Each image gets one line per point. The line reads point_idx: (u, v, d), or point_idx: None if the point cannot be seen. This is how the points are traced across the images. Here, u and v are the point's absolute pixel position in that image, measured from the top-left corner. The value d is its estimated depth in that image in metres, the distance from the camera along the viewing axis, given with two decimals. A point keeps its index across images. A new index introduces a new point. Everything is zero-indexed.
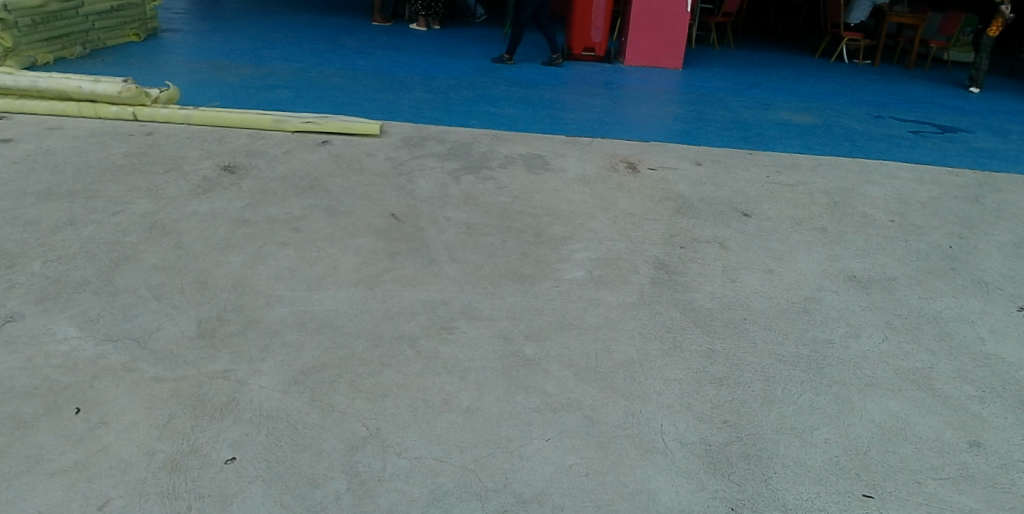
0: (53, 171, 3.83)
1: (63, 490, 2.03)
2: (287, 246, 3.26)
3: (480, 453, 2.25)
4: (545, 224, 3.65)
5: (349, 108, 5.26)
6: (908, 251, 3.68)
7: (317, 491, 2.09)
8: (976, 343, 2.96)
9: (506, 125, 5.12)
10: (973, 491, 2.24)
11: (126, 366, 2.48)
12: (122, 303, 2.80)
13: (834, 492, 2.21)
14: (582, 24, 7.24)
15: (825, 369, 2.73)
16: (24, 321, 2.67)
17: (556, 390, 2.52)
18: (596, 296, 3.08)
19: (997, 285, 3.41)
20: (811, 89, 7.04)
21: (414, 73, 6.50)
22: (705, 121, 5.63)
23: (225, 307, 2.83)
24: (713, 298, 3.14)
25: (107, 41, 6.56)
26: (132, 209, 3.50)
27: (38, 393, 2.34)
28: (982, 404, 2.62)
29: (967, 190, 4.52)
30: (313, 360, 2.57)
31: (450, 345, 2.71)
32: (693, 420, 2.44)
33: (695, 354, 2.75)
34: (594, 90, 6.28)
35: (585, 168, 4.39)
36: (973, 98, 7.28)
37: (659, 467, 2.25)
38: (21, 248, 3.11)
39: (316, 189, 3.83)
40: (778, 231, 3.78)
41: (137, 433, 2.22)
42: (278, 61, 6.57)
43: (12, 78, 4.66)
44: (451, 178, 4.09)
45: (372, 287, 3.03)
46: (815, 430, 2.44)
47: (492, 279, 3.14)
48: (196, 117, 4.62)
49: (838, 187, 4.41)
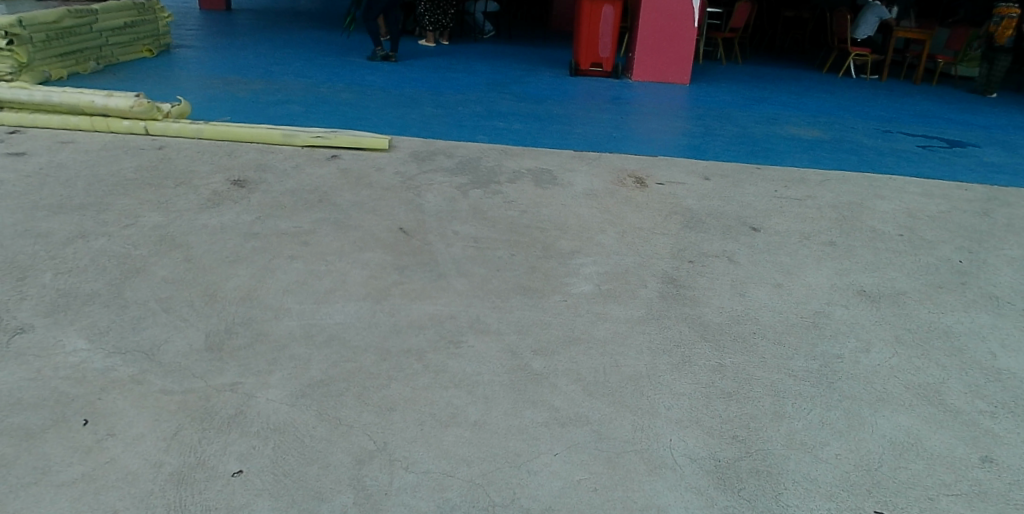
0: (65, 185, 3.86)
1: (70, 501, 2.03)
2: (295, 260, 3.27)
3: (488, 467, 2.24)
4: (553, 238, 3.65)
5: (358, 123, 5.30)
6: (918, 266, 3.66)
7: (323, 505, 2.08)
8: (987, 358, 2.94)
9: (515, 139, 5.15)
10: (985, 507, 2.21)
11: (134, 378, 2.48)
12: (131, 316, 2.81)
13: (845, 508, 2.18)
14: (588, 39, 7.26)
15: (835, 384, 2.71)
16: (34, 332, 2.68)
17: (564, 404, 2.51)
18: (603, 310, 3.08)
19: (1006, 299, 3.39)
20: (819, 104, 7.04)
21: (422, 88, 6.54)
22: (714, 135, 5.64)
23: (233, 320, 2.83)
24: (722, 312, 3.13)
25: (120, 56, 6.63)
26: (143, 222, 3.52)
27: (47, 404, 2.35)
28: (995, 419, 2.59)
29: (977, 204, 4.51)
30: (320, 374, 2.57)
31: (458, 359, 2.70)
32: (702, 436, 2.42)
33: (704, 369, 2.74)
34: (601, 105, 6.30)
35: (593, 183, 4.39)
36: (982, 112, 7.26)
37: (668, 482, 2.23)
38: (32, 260, 3.13)
39: (325, 202, 3.85)
40: (786, 245, 3.77)
41: (144, 446, 2.22)
42: (289, 76, 6.62)
43: (27, 91, 4.73)
44: (459, 192, 4.10)
45: (380, 301, 3.03)
46: (826, 446, 2.42)
47: (501, 294, 3.14)
48: (207, 131, 4.65)
49: (847, 202, 4.39)
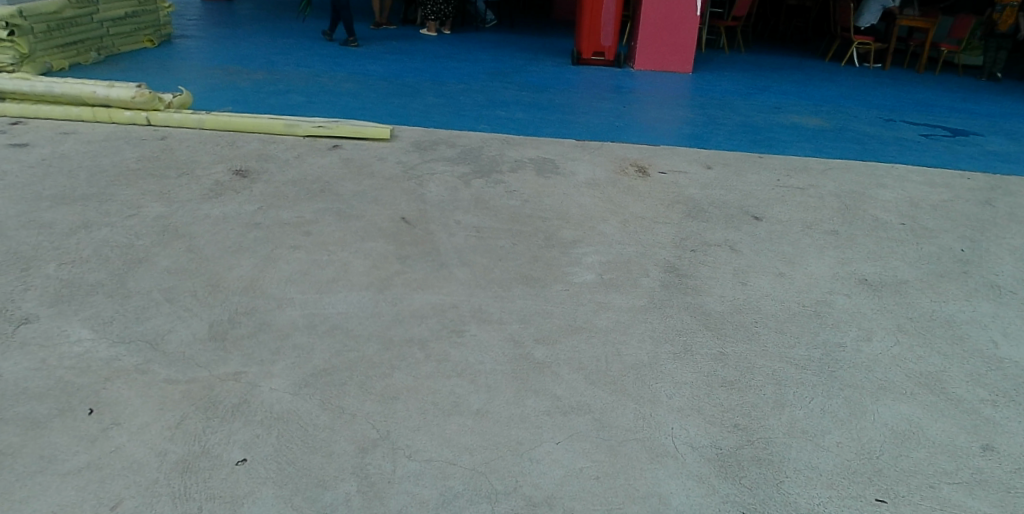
0: (68, 176, 3.86)
1: (76, 490, 2.04)
2: (298, 250, 3.28)
3: (490, 456, 2.25)
4: (555, 228, 3.65)
5: (360, 113, 5.29)
6: (919, 255, 3.65)
7: (327, 493, 2.09)
8: (989, 346, 2.94)
9: (517, 129, 5.15)
10: (986, 496, 2.22)
11: (138, 368, 2.50)
12: (134, 306, 2.82)
13: (846, 496, 2.19)
14: (591, 27, 7.24)
15: (836, 372, 2.72)
16: (38, 322, 2.70)
17: (566, 393, 2.52)
18: (606, 299, 3.08)
19: (1008, 288, 3.39)
20: (822, 92, 7.02)
21: (424, 77, 6.53)
22: (716, 124, 5.62)
23: (236, 310, 2.84)
24: (724, 301, 3.13)
25: (121, 47, 6.63)
26: (145, 212, 3.53)
27: (53, 393, 2.36)
28: (996, 407, 2.60)
29: (979, 193, 4.50)
30: (323, 363, 2.58)
31: (461, 348, 2.71)
32: (703, 424, 2.43)
33: (706, 358, 2.75)
34: (603, 94, 6.28)
35: (595, 173, 4.38)
36: (986, 101, 7.23)
37: (670, 471, 2.24)
38: (35, 251, 3.14)
39: (327, 192, 3.85)
40: (788, 234, 3.77)
41: (149, 435, 2.23)
42: (290, 66, 6.60)
43: (29, 82, 4.73)
44: (461, 182, 4.10)
45: (383, 290, 3.04)
46: (827, 434, 2.42)
47: (502, 283, 3.15)
48: (208, 121, 4.65)
49: (850, 191, 4.39)
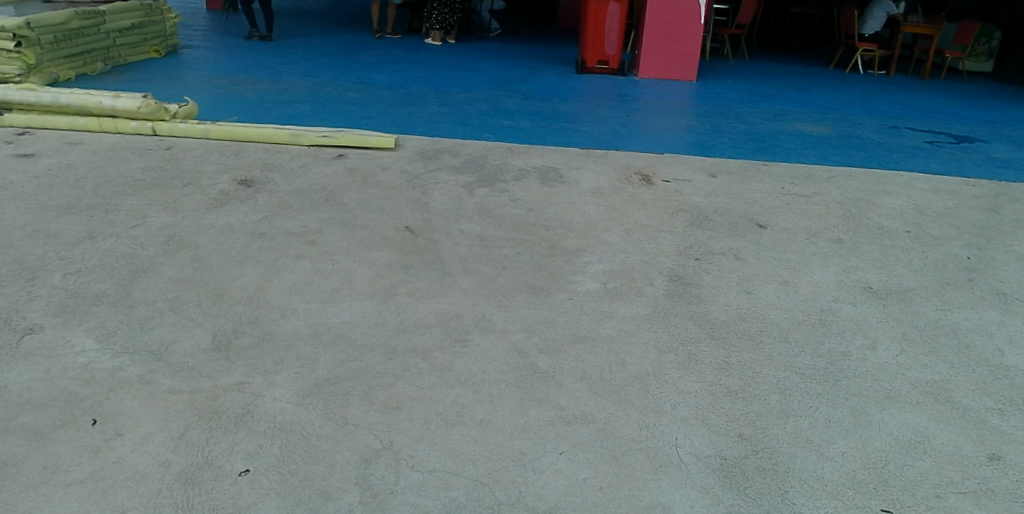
0: (74, 186, 3.88)
1: (79, 501, 2.04)
2: (303, 259, 3.29)
3: (492, 467, 2.24)
4: (559, 236, 3.65)
5: (365, 122, 5.31)
6: (925, 262, 3.64)
7: (329, 504, 2.09)
8: (996, 355, 2.93)
9: (522, 137, 5.16)
10: (993, 505, 2.20)
11: (142, 378, 2.50)
12: (139, 316, 2.83)
13: (852, 507, 2.18)
14: (595, 36, 7.26)
15: (842, 382, 2.71)
16: (43, 332, 2.70)
17: (569, 403, 2.52)
18: (610, 308, 3.08)
19: (1014, 296, 3.37)
20: (826, 99, 7.02)
21: (428, 86, 6.55)
22: (719, 132, 5.61)
23: (240, 320, 2.85)
24: (728, 310, 3.12)
25: (127, 57, 6.66)
26: (150, 222, 3.54)
27: (56, 404, 2.37)
28: (1002, 416, 2.58)
29: (984, 200, 4.48)
30: (325, 374, 2.58)
31: (465, 358, 2.71)
32: (708, 434, 2.42)
33: (710, 367, 2.74)
34: (607, 102, 6.29)
35: (600, 181, 4.38)
36: (992, 107, 7.21)
37: (674, 481, 2.23)
38: (41, 261, 3.16)
39: (331, 202, 3.86)
40: (793, 243, 3.76)
41: (152, 445, 2.23)
42: (295, 76, 6.64)
43: (35, 93, 4.76)
44: (465, 191, 4.11)
45: (386, 300, 3.04)
46: (832, 444, 2.41)
47: (506, 292, 3.15)
48: (214, 131, 4.68)
49: (854, 198, 4.38)
